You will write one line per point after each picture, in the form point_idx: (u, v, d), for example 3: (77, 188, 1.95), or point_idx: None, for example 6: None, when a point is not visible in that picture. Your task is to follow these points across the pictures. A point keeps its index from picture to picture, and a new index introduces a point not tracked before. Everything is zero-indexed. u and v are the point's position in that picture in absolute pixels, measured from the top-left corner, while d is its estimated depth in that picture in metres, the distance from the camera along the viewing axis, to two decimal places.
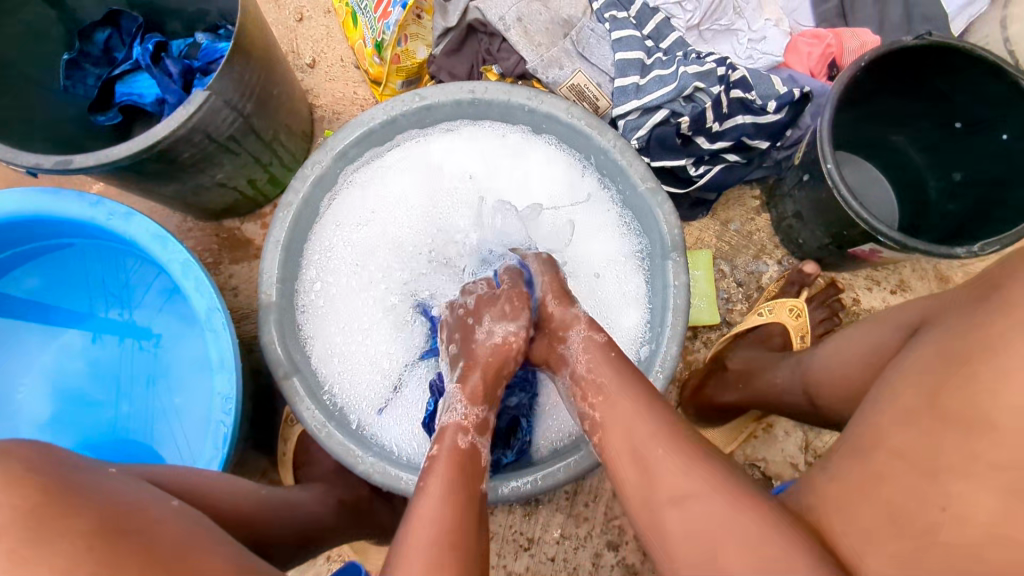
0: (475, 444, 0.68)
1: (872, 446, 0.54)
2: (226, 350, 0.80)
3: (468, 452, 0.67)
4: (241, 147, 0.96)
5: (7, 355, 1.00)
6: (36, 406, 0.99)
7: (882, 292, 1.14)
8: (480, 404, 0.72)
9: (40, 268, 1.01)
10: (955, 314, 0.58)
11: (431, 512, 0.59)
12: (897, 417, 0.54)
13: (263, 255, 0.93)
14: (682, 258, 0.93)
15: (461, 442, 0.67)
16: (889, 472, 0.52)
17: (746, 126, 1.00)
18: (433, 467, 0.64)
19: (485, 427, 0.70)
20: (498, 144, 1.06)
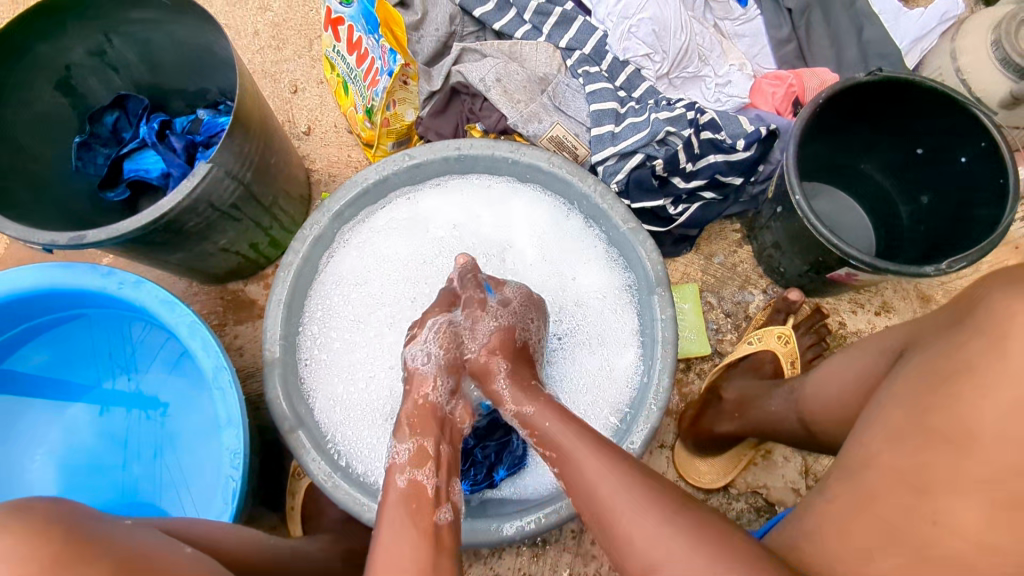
0: (415, 478, 0.71)
1: (864, 465, 0.53)
2: (233, 407, 0.84)
3: (418, 491, 0.70)
4: (242, 213, 1.02)
5: (20, 427, 1.03)
6: (49, 476, 1.01)
7: (866, 314, 1.17)
8: (409, 437, 0.77)
9: (49, 343, 1.05)
10: (926, 331, 0.60)
11: (394, 550, 0.64)
12: (885, 435, 0.53)
13: (266, 314, 0.98)
14: (667, 292, 0.97)
15: (396, 482, 0.71)
16: (879, 494, 0.51)
17: (719, 164, 1.05)
18: (387, 511, 0.68)
19: (422, 457, 0.74)
20: (484, 194, 1.12)
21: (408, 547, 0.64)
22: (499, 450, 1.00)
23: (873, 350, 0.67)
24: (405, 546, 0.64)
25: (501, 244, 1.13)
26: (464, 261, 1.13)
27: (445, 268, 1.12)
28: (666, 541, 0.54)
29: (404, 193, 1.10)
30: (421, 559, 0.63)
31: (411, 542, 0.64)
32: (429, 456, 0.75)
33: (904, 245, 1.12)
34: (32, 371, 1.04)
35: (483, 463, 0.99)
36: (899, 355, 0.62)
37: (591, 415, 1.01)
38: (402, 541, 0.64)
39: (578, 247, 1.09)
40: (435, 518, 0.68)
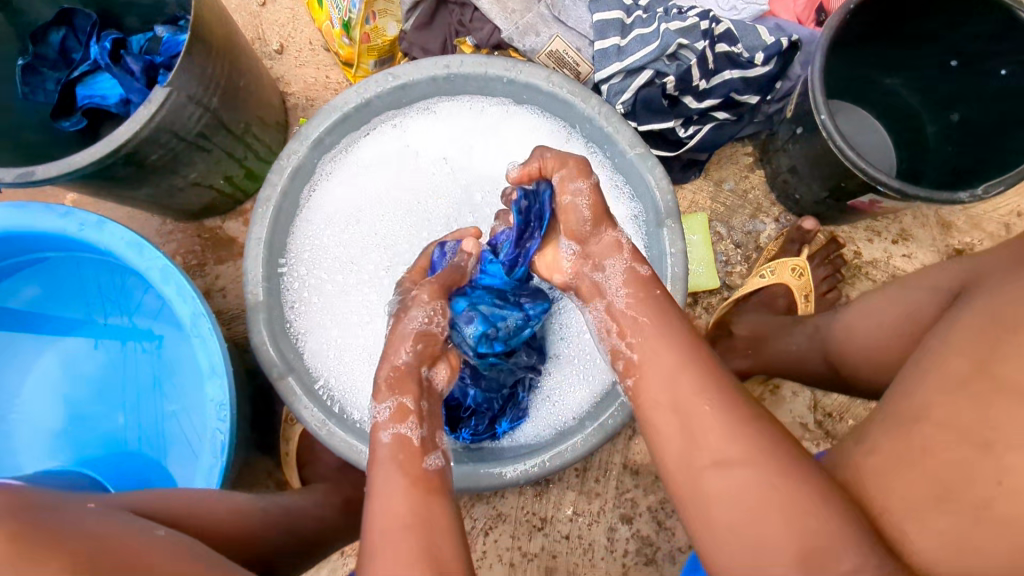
0: (400, 432, 0.68)
1: (913, 418, 0.49)
2: (215, 357, 0.78)
3: (403, 443, 0.67)
4: (211, 143, 0.92)
5: (9, 365, 0.97)
6: (45, 422, 0.96)
7: (883, 242, 1.11)
8: (389, 394, 0.71)
9: (40, 278, 0.98)
10: (992, 269, 0.54)
11: (387, 508, 0.61)
12: (941, 386, 0.49)
13: (246, 254, 0.91)
14: (678, 224, 0.91)
15: (382, 439, 0.67)
16: (933, 445, 0.47)
17: (735, 82, 0.95)
18: (377, 471, 0.65)
19: (405, 412, 0.69)
20: (477, 119, 1.03)
21: (399, 501, 0.61)
22: (504, 402, 0.96)
23: (926, 289, 0.63)
24: (395, 503, 0.61)
25: (498, 175, 1.04)
26: (455, 196, 1.04)
27: (436, 203, 1.04)
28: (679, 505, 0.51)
29: (389, 121, 1.01)
30: (413, 511, 0.61)
31: (404, 496, 0.62)
32: (411, 412, 0.70)
33: (929, 167, 1.04)
34: (15, 310, 0.98)
35: (486, 414, 0.95)
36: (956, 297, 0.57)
37: (594, 357, 0.96)
38: (391, 490, 0.62)
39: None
40: (424, 464, 0.66)
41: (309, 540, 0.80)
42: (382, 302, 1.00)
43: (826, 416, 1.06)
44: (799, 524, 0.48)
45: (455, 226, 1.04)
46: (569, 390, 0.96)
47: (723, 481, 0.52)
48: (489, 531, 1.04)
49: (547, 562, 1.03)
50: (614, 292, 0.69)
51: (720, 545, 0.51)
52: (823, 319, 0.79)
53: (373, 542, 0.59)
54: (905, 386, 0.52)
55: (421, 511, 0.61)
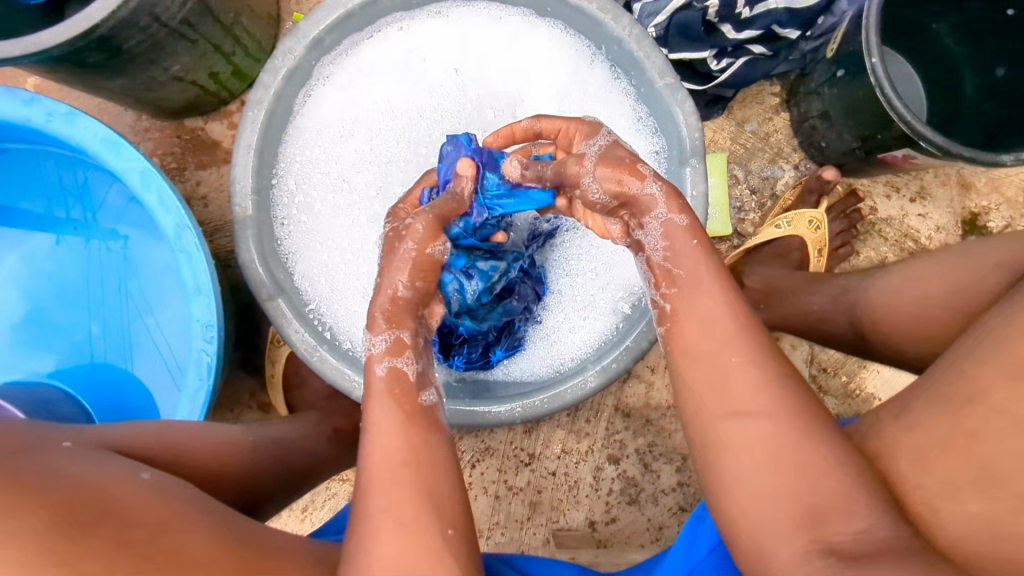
0: (398, 366, 0.61)
1: (967, 399, 0.47)
2: (203, 274, 0.72)
3: (401, 379, 0.61)
4: (196, 33, 0.81)
5: None
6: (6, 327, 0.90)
7: (900, 200, 1.08)
8: (385, 326, 0.63)
9: None
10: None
11: (383, 446, 0.57)
12: (1001, 369, 0.46)
13: (234, 162, 0.83)
14: (702, 164, 0.86)
15: (376, 372, 0.61)
16: (984, 428, 0.46)
17: (779, 12, 0.87)
18: (371, 408, 0.59)
19: (402, 347, 0.62)
20: (494, 29, 0.94)
21: (397, 442, 0.57)
22: (499, 331, 0.92)
23: (982, 265, 0.61)
24: (390, 438, 0.58)
25: (510, 94, 0.96)
26: (463, 113, 0.96)
27: (442, 120, 0.96)
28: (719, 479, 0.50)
29: (395, 23, 0.92)
30: (415, 445, 0.58)
31: (401, 434, 0.58)
32: (408, 346, 0.63)
33: (963, 124, 0.99)
34: None
35: (480, 343, 0.91)
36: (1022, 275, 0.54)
37: (599, 299, 0.92)
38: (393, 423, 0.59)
39: (599, 104, 0.94)
40: (421, 400, 0.61)
41: (301, 467, 0.78)
42: (377, 224, 0.93)
43: (821, 371, 1.06)
44: (830, 491, 0.47)
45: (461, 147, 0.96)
46: (571, 332, 0.92)
47: (744, 432, 0.50)
48: (476, 463, 1.03)
49: (532, 497, 1.04)
50: (652, 247, 0.60)
51: (735, 503, 0.50)
52: (852, 282, 0.76)
53: (370, 472, 0.57)
54: (959, 363, 0.49)
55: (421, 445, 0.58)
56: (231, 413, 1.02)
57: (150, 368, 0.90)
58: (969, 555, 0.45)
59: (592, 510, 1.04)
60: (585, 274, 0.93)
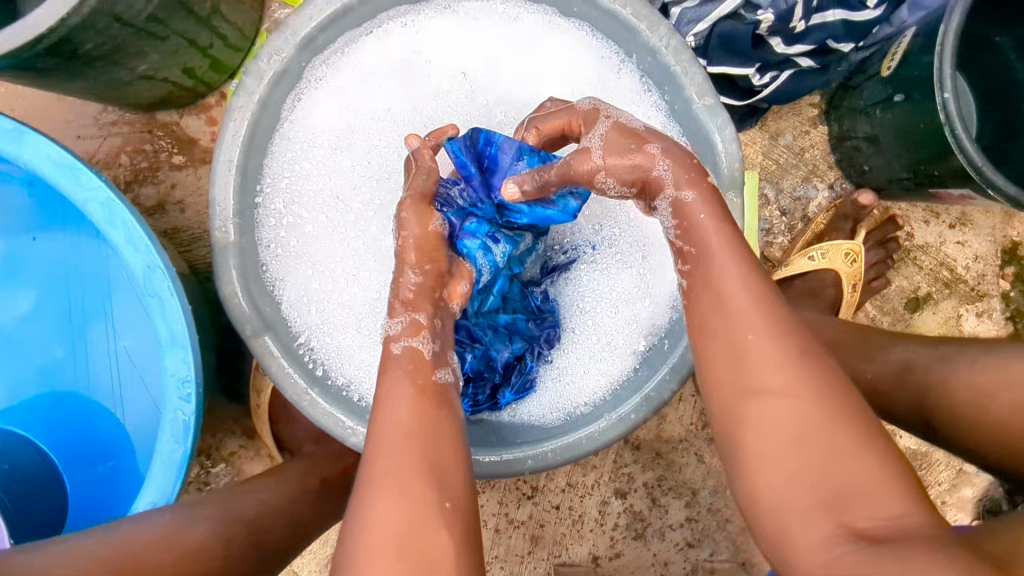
0: (414, 345, 0.63)
1: None
2: (177, 323, 0.64)
3: (415, 357, 0.62)
4: (166, 30, 0.70)
5: None
6: None
7: (939, 225, 1.00)
8: (403, 309, 0.66)
9: None
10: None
11: (393, 417, 0.56)
12: None
13: (214, 180, 0.74)
14: (739, 198, 0.77)
15: (393, 351, 0.63)
16: None
17: (836, 26, 0.76)
18: (385, 384, 0.60)
19: (419, 327, 0.64)
20: (510, 29, 0.83)
21: (408, 413, 0.57)
22: (507, 371, 0.87)
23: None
24: (400, 411, 0.57)
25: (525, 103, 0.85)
26: (471, 123, 0.85)
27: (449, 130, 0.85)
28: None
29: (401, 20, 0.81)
30: (429, 422, 0.56)
31: (413, 408, 0.57)
32: (425, 327, 0.65)
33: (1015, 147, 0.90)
34: None
35: (487, 383, 0.86)
36: None
37: (617, 339, 0.85)
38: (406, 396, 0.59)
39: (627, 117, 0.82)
40: (437, 377, 0.62)
41: (280, 538, 0.71)
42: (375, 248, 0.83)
43: None
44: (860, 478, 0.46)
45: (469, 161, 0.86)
46: (586, 373, 0.85)
47: (764, 412, 0.51)
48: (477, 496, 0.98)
49: (534, 531, 0.99)
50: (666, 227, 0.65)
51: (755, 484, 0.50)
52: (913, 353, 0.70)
53: (374, 445, 0.56)
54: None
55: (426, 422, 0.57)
56: (214, 438, 0.96)
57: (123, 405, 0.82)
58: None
59: (597, 545, 1.00)
60: (601, 308, 0.86)
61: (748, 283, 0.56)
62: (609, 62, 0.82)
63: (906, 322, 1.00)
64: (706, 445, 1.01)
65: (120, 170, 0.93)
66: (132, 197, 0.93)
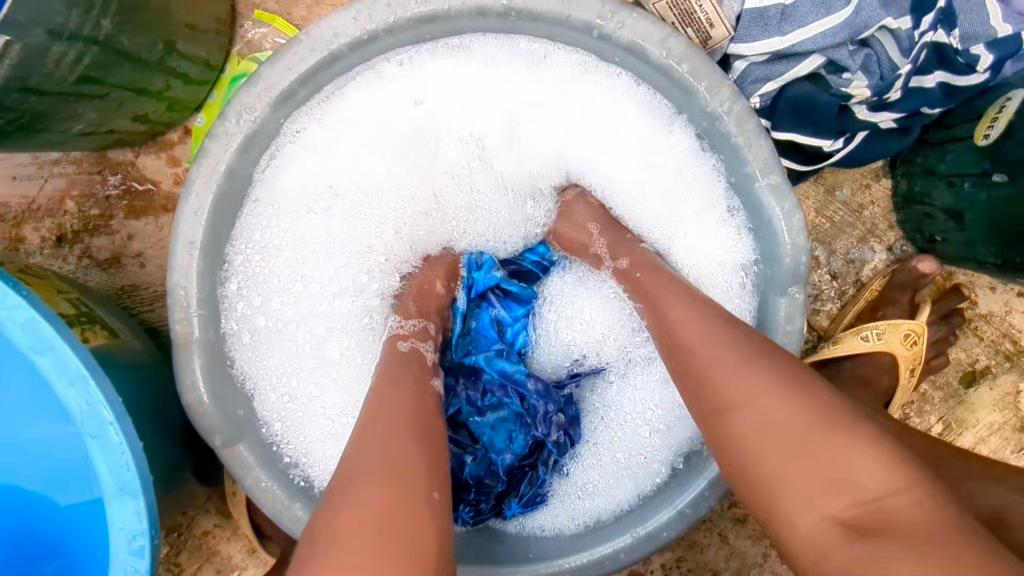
0: (417, 346, 0.65)
1: None
2: (125, 468, 0.51)
3: (418, 356, 0.63)
4: (106, 86, 0.55)
5: None
6: None
7: (1006, 293, 0.89)
8: (414, 315, 0.68)
9: None
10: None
11: (388, 399, 0.55)
12: None
13: (171, 265, 0.61)
14: (803, 293, 0.65)
15: (399, 346, 0.64)
16: None
17: (932, 91, 0.64)
18: (383, 367, 0.60)
19: (424, 333, 0.67)
20: (531, 73, 0.67)
21: (400, 393, 0.56)
22: (514, 479, 0.76)
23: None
24: (401, 392, 0.56)
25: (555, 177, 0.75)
26: None
27: None
28: None
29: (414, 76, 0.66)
30: (414, 406, 0.55)
31: (408, 393, 0.56)
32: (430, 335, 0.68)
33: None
34: None
35: (491, 491, 0.75)
36: None
37: (636, 448, 0.75)
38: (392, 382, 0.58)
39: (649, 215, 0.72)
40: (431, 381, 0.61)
41: None
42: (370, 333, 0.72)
43: None
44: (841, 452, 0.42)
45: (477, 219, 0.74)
46: (606, 483, 0.74)
47: (742, 417, 0.46)
48: None
49: None
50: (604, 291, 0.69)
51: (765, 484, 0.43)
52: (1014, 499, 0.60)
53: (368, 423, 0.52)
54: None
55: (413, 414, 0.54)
56: (185, 515, 0.84)
57: (39, 531, 0.56)
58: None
59: None
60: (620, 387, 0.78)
61: (692, 307, 0.56)
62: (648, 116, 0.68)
63: (960, 398, 0.90)
64: (731, 525, 0.92)
65: (65, 217, 0.78)
66: (81, 249, 0.79)
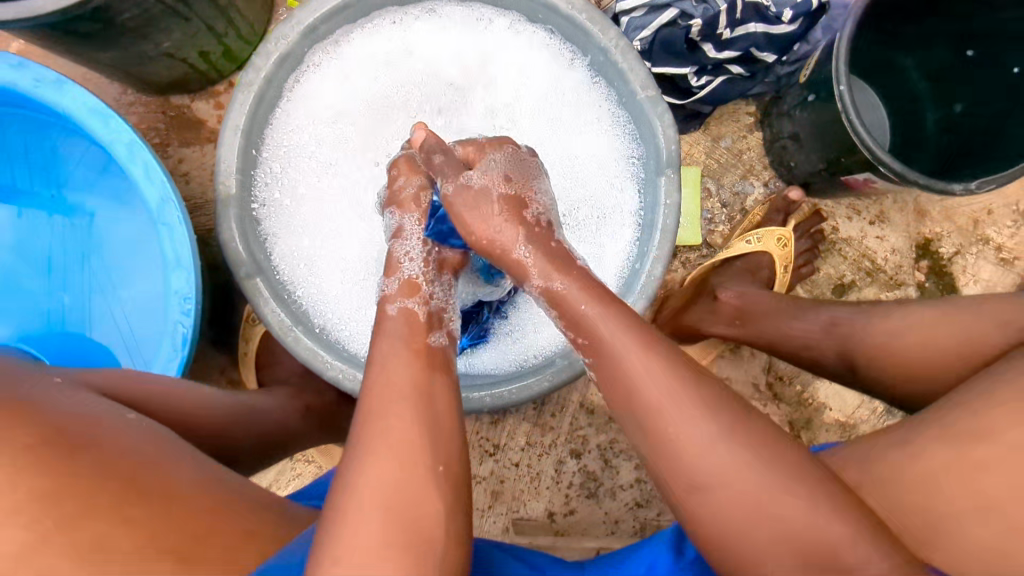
0: (407, 306, 0.69)
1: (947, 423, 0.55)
2: (183, 246, 0.75)
3: (410, 317, 0.67)
4: (191, 12, 0.83)
5: None
6: None
7: (861, 222, 1.13)
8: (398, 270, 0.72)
9: None
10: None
11: (396, 383, 0.60)
12: None
13: (220, 141, 0.84)
14: (676, 175, 0.88)
15: (389, 310, 0.69)
16: None
17: (757, 36, 0.91)
18: (382, 338, 0.65)
19: (414, 288, 0.71)
20: (481, 29, 0.95)
21: (406, 376, 0.61)
22: (467, 319, 0.96)
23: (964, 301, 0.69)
24: (405, 376, 0.61)
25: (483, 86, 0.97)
26: (438, 100, 0.97)
27: (423, 102, 0.97)
28: (684, 424, 0.57)
29: (395, 41, 0.95)
30: (417, 383, 0.61)
31: (410, 372, 0.62)
32: (419, 288, 0.71)
33: (986, 154, 0.94)
34: None
35: None
36: (1002, 353, 0.62)
37: None
38: (388, 372, 0.62)
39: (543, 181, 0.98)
40: (430, 340, 0.67)
41: (266, 441, 0.81)
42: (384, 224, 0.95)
43: (777, 379, 1.12)
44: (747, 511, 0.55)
45: (441, 125, 0.97)
46: (537, 332, 0.96)
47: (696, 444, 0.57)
48: None
49: (495, 486, 1.09)
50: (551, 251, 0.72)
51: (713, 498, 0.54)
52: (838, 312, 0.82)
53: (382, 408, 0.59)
54: (968, 408, 0.57)
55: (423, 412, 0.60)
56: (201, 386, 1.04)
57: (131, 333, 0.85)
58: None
59: (552, 502, 1.09)
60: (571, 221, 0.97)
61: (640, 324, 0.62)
62: (563, 46, 0.94)
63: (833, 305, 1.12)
64: None
65: None
66: None
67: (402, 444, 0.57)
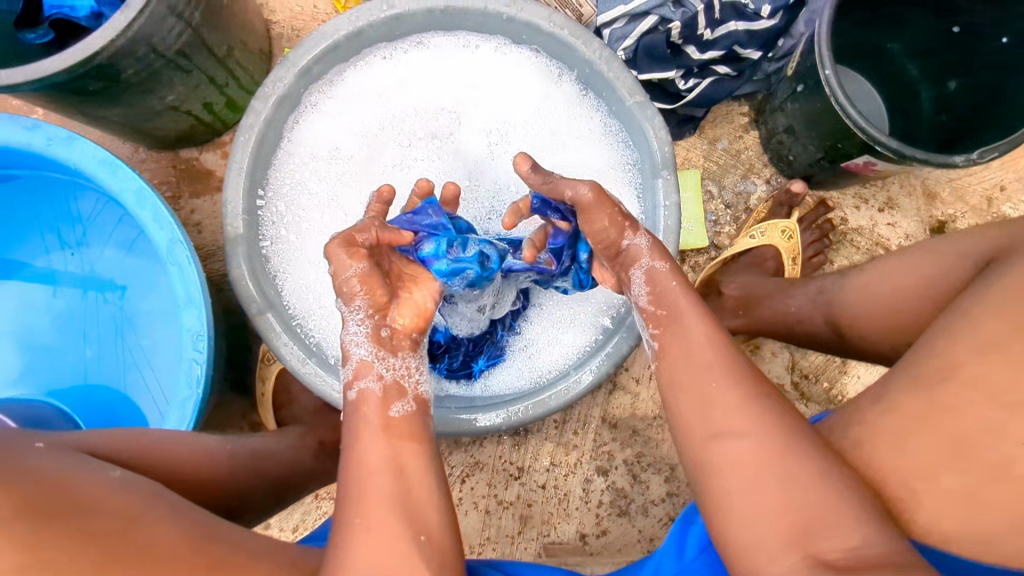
0: (365, 387, 0.61)
1: (944, 377, 0.55)
2: (193, 285, 0.77)
3: (380, 395, 0.61)
4: (192, 64, 0.87)
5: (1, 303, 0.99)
6: (17, 360, 0.99)
7: (869, 210, 1.12)
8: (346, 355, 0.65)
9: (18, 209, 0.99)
10: (1021, 242, 0.59)
11: (373, 459, 0.56)
12: (974, 350, 0.54)
13: (225, 184, 0.86)
14: (673, 176, 0.88)
15: (349, 396, 0.62)
16: (958, 406, 0.53)
17: (739, 34, 0.93)
18: (363, 412, 0.60)
19: (368, 366, 0.63)
20: (470, 56, 0.98)
21: (379, 451, 0.57)
22: (481, 341, 0.94)
23: (948, 257, 0.68)
24: (379, 452, 0.57)
25: (474, 110, 1.01)
26: (433, 127, 1.00)
27: (419, 130, 1.00)
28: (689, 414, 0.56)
29: (387, 76, 0.98)
30: (397, 457, 0.57)
31: (385, 445, 0.57)
32: (373, 363, 0.63)
33: (989, 120, 0.93)
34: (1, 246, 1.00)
35: (460, 352, 0.93)
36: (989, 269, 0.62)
37: (576, 323, 0.94)
38: (367, 449, 0.57)
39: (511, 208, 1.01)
40: (395, 410, 0.60)
41: (278, 476, 0.81)
42: None
43: (803, 377, 1.09)
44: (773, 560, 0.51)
45: (439, 151, 1.01)
46: (549, 347, 0.94)
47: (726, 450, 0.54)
48: (467, 478, 1.06)
49: (523, 511, 1.06)
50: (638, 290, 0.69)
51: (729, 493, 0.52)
52: (825, 284, 0.86)
53: (361, 491, 0.55)
54: None
55: (399, 471, 0.56)
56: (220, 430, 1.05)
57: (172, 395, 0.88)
58: (954, 538, 0.53)
59: (583, 523, 1.06)
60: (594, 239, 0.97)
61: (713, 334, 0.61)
62: (550, 64, 0.96)
63: None
64: None
65: None
66: None
67: (387, 530, 0.52)
